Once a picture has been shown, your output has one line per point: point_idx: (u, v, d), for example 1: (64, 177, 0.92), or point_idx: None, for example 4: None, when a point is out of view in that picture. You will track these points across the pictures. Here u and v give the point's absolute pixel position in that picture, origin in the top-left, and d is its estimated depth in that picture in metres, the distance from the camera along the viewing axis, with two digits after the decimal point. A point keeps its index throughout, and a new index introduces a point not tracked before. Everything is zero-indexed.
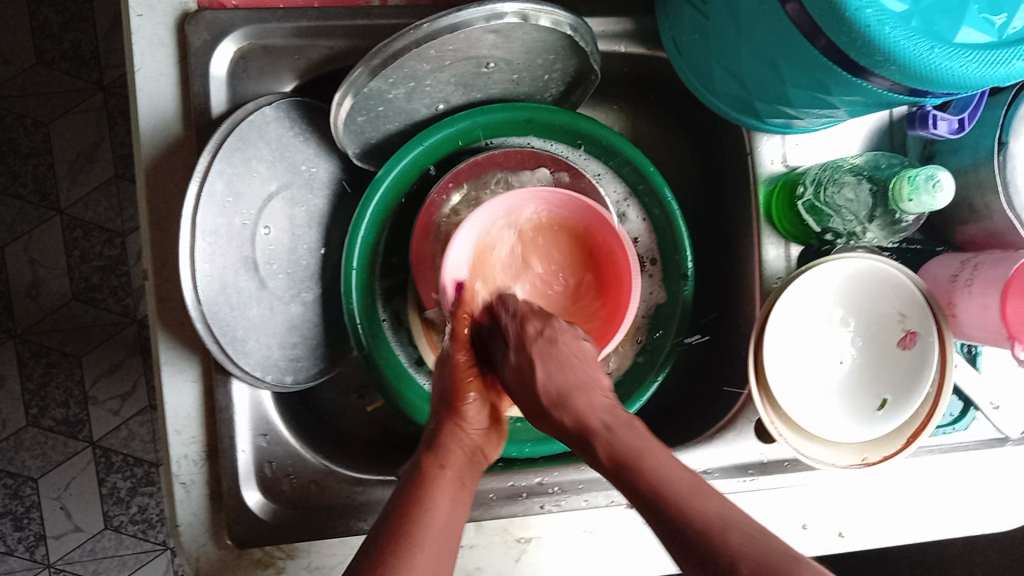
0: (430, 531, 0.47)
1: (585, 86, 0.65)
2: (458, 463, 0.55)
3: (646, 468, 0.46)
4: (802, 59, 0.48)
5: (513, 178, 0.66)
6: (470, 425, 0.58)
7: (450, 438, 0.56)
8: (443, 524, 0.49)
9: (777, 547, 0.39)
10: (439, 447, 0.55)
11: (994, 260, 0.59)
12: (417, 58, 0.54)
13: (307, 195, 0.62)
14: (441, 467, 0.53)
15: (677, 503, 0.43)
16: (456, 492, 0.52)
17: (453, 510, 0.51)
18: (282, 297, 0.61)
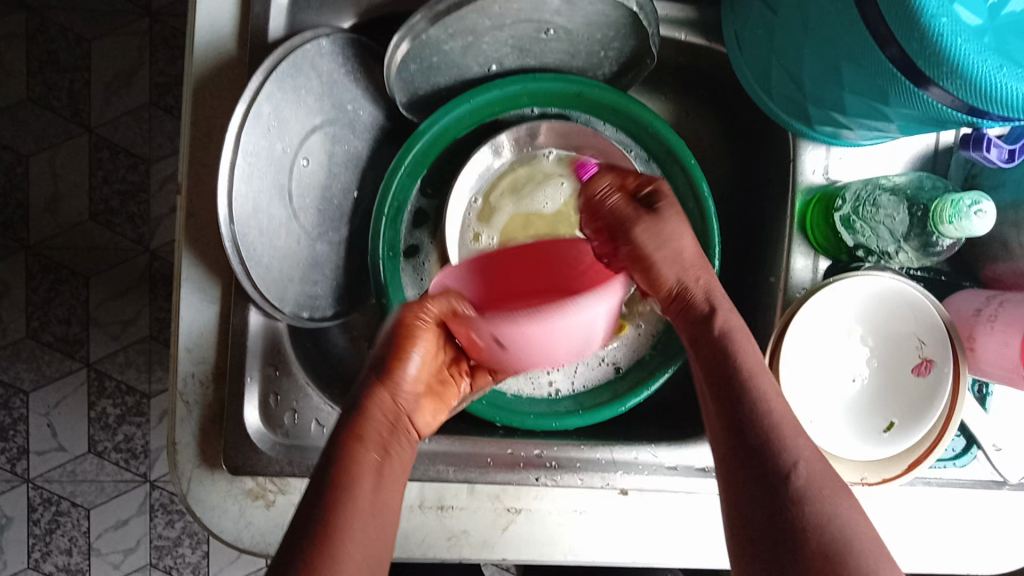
0: (361, 511, 0.44)
1: (641, 69, 0.65)
2: (385, 438, 0.49)
3: (786, 442, 0.46)
4: (868, 65, 0.47)
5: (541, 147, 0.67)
6: (402, 402, 0.51)
7: (355, 462, 0.46)
8: (364, 518, 0.44)
9: (862, 524, 0.44)
10: (343, 465, 0.46)
11: (1020, 299, 0.58)
12: (480, 11, 0.55)
13: (349, 136, 0.62)
14: (369, 449, 0.47)
15: (760, 422, 0.47)
16: (379, 475, 0.47)
17: (376, 503, 0.45)
18: (308, 231, 0.60)
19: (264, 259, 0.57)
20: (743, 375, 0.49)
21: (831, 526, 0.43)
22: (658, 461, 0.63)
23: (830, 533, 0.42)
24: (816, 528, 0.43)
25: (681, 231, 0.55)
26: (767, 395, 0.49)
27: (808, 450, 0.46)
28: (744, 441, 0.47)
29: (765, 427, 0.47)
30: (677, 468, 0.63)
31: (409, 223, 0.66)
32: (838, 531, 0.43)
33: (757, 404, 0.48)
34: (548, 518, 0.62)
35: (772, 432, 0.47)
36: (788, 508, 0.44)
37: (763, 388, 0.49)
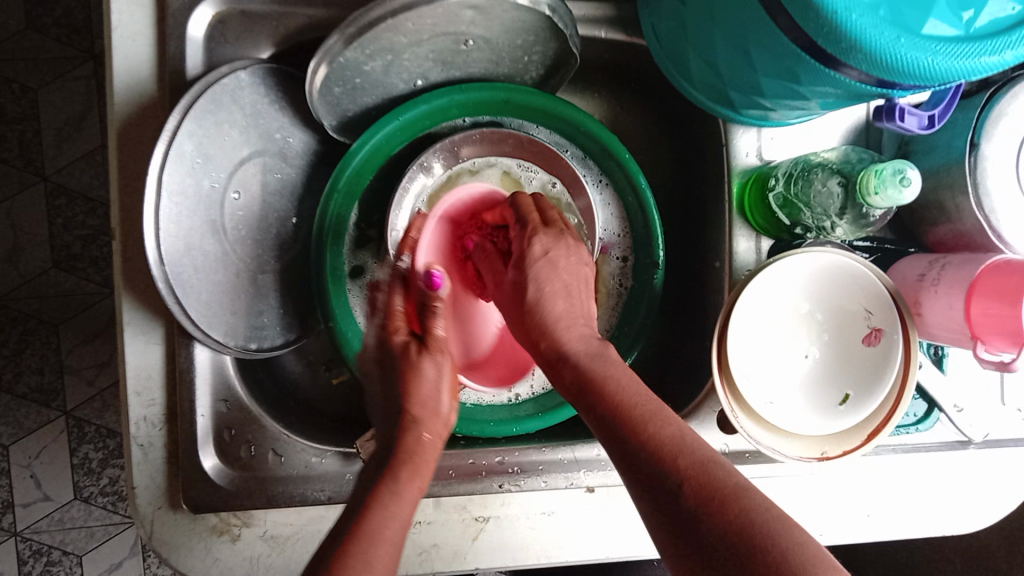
0: (394, 530, 0.45)
1: (566, 70, 0.65)
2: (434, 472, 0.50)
3: (661, 437, 0.44)
4: (774, 48, 0.48)
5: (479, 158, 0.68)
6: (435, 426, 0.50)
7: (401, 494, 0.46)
8: (397, 534, 0.45)
9: (726, 469, 0.43)
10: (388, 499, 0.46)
11: (961, 261, 0.59)
12: (394, 30, 0.55)
13: (280, 164, 0.62)
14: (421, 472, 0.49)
15: (621, 416, 0.46)
16: (416, 497, 0.48)
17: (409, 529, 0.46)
18: (249, 263, 0.61)
19: (203, 296, 0.57)
20: (602, 384, 0.48)
21: (684, 485, 0.42)
22: None
23: (693, 483, 0.42)
24: (676, 488, 0.42)
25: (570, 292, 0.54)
26: (628, 391, 0.48)
27: (681, 443, 0.44)
28: (623, 443, 0.45)
29: (616, 409, 0.46)
30: None
31: (352, 245, 0.66)
32: (697, 487, 0.42)
33: (606, 389, 0.48)
34: (515, 523, 0.62)
35: (629, 413, 0.46)
36: (651, 476, 0.43)
37: (633, 397, 0.47)
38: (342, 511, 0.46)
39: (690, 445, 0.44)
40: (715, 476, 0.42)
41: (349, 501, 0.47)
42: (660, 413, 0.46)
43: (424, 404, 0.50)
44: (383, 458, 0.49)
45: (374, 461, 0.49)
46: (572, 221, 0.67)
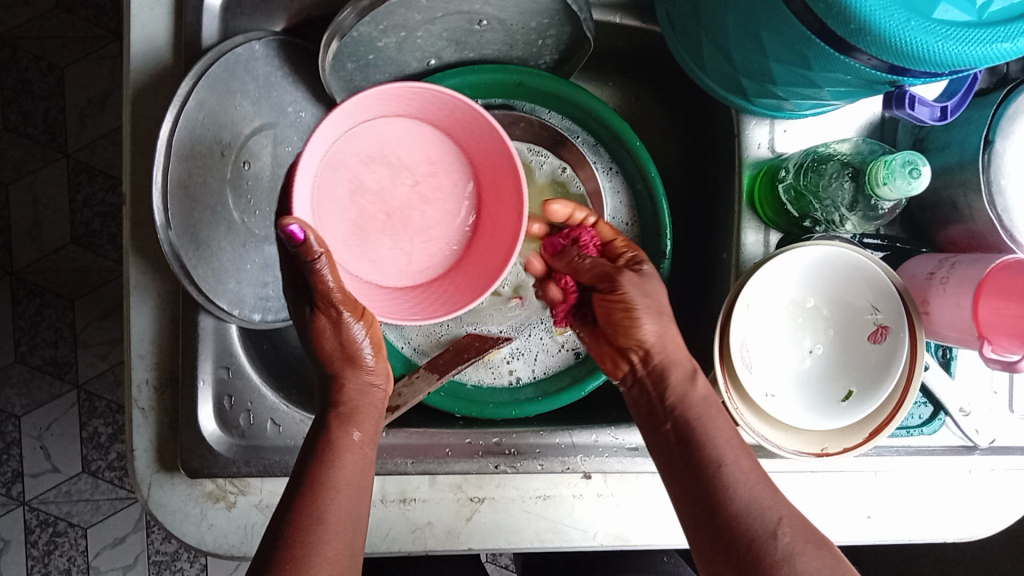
0: (340, 501, 0.48)
1: (579, 56, 0.65)
2: (369, 421, 0.54)
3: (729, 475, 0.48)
4: (785, 30, 0.47)
5: None
6: (370, 377, 0.55)
7: (341, 449, 0.51)
8: (350, 491, 0.49)
9: (812, 529, 0.47)
10: (330, 460, 0.49)
11: (971, 260, 0.57)
12: (408, 6, 0.56)
13: (292, 136, 0.63)
14: (352, 431, 0.52)
15: (716, 470, 0.48)
16: (360, 461, 0.51)
17: (358, 487, 0.50)
18: (257, 233, 0.61)
19: (209, 263, 0.57)
20: (692, 426, 0.51)
21: (781, 532, 0.46)
22: (619, 442, 0.63)
23: (788, 536, 0.46)
24: (772, 530, 0.46)
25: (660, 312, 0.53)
26: (722, 440, 0.50)
27: (753, 478, 0.48)
28: (704, 484, 0.48)
29: (708, 451, 0.49)
30: (638, 449, 0.63)
31: None
32: (791, 541, 0.46)
33: (698, 433, 0.50)
34: (509, 506, 0.62)
35: (713, 464, 0.49)
36: (736, 525, 0.47)
37: (725, 438, 0.50)
38: (292, 474, 0.50)
39: (754, 483, 0.48)
40: (765, 518, 0.47)
41: (299, 463, 0.50)
42: (737, 443, 0.50)
43: (345, 354, 0.53)
44: (326, 421, 0.53)
45: (315, 425, 0.53)
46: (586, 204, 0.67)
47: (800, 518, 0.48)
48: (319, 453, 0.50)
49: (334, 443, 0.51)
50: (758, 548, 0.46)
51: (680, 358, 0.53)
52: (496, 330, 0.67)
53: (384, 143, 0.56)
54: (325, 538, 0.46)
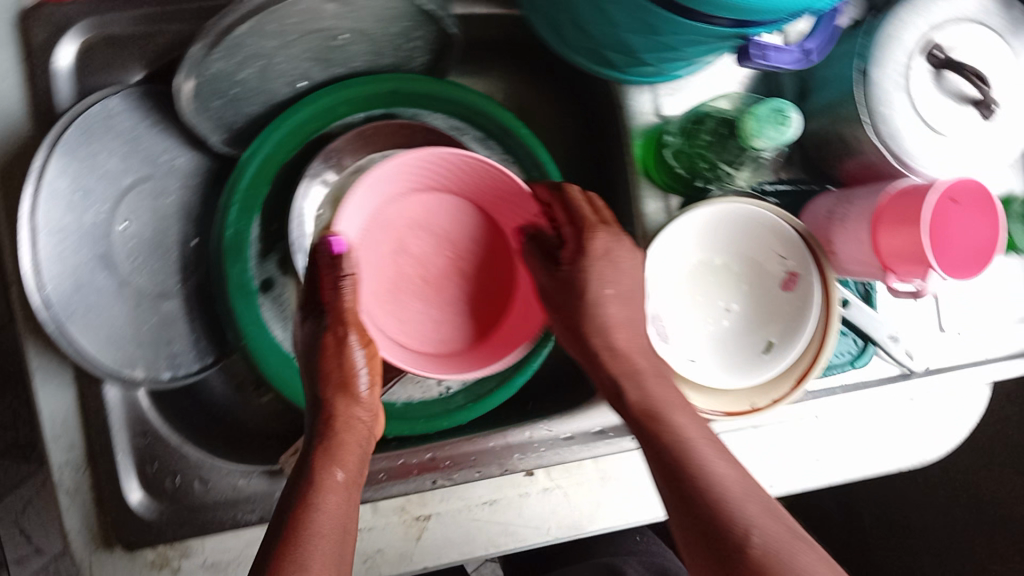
0: (328, 524, 0.48)
1: (450, 52, 0.63)
2: (354, 461, 0.53)
3: (702, 462, 0.49)
4: (625, 2, 0.46)
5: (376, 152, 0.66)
6: (357, 415, 0.56)
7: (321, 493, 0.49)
8: (335, 537, 0.47)
9: (788, 525, 0.47)
10: (306, 506, 0.48)
11: (867, 192, 0.57)
12: (256, 34, 0.54)
13: (172, 185, 0.61)
14: (335, 472, 0.51)
15: (693, 467, 0.49)
16: (344, 491, 0.50)
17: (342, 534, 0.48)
18: (150, 291, 0.59)
19: (102, 332, 0.56)
20: (666, 422, 0.52)
21: (753, 531, 0.46)
22: (554, 434, 0.63)
23: (760, 538, 0.45)
24: (744, 531, 0.46)
25: (627, 292, 0.58)
26: (688, 430, 0.51)
27: (729, 471, 0.49)
28: (679, 480, 0.49)
29: (682, 443, 0.50)
30: (572, 437, 0.63)
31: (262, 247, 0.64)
32: (764, 541, 0.45)
33: (662, 427, 0.52)
34: (457, 517, 0.61)
35: (685, 458, 0.49)
36: (711, 521, 0.47)
37: (690, 432, 0.51)
38: (278, 507, 0.49)
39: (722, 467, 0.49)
40: (726, 495, 0.48)
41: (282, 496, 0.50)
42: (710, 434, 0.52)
43: (348, 423, 0.55)
44: (311, 461, 0.52)
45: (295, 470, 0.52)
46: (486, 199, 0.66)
47: (770, 508, 0.48)
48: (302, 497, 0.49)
49: (314, 484, 0.50)
50: (730, 551, 0.45)
51: (633, 350, 0.57)
52: None
53: (390, 217, 0.65)
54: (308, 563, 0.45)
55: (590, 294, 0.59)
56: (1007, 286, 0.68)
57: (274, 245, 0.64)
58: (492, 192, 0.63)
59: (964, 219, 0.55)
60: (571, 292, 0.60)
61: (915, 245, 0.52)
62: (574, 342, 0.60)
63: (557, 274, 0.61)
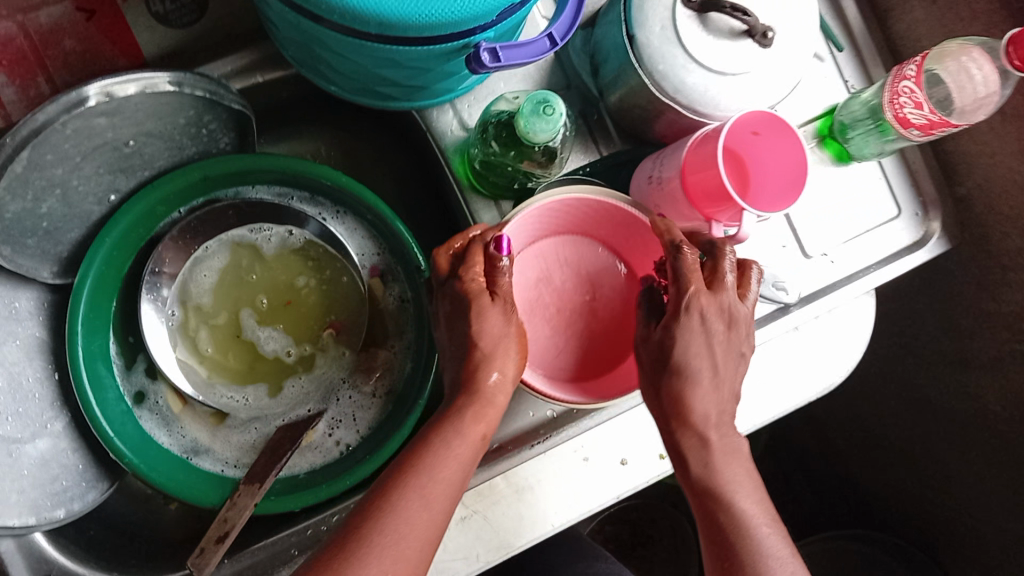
0: (444, 475, 0.49)
1: (251, 126, 0.64)
2: (469, 452, 0.50)
3: (742, 514, 0.50)
4: (351, 47, 0.47)
5: (201, 245, 0.66)
6: (497, 395, 0.52)
7: (442, 456, 0.49)
8: (430, 514, 0.47)
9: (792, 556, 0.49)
10: (424, 468, 0.49)
11: (671, 149, 0.57)
12: (38, 167, 0.55)
13: (16, 330, 0.61)
14: (451, 448, 0.50)
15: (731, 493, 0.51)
16: (480, 441, 0.52)
17: (433, 511, 0.48)
18: (19, 437, 0.59)
19: None
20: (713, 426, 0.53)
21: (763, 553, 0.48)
22: None
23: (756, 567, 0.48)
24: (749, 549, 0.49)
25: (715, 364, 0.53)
26: (724, 460, 0.52)
27: (746, 497, 0.51)
28: (702, 494, 0.51)
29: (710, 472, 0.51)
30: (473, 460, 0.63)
31: (123, 356, 0.64)
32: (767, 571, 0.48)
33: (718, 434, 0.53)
34: None
35: (710, 480, 0.51)
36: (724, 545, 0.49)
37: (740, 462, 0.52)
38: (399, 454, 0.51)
39: (757, 507, 0.51)
40: (758, 534, 0.49)
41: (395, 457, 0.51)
42: (729, 447, 0.52)
43: (498, 346, 0.52)
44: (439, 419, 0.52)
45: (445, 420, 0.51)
46: (327, 250, 0.67)
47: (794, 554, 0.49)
48: (422, 455, 0.49)
49: (479, 397, 0.52)
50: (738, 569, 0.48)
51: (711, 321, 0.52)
52: (304, 412, 0.65)
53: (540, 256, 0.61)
54: (402, 512, 0.47)
55: (683, 356, 0.52)
56: (863, 189, 0.68)
57: (138, 353, 0.65)
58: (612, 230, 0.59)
59: (774, 145, 0.55)
60: (665, 360, 0.53)
61: (721, 190, 0.52)
62: (651, 392, 0.55)
63: (660, 334, 0.54)
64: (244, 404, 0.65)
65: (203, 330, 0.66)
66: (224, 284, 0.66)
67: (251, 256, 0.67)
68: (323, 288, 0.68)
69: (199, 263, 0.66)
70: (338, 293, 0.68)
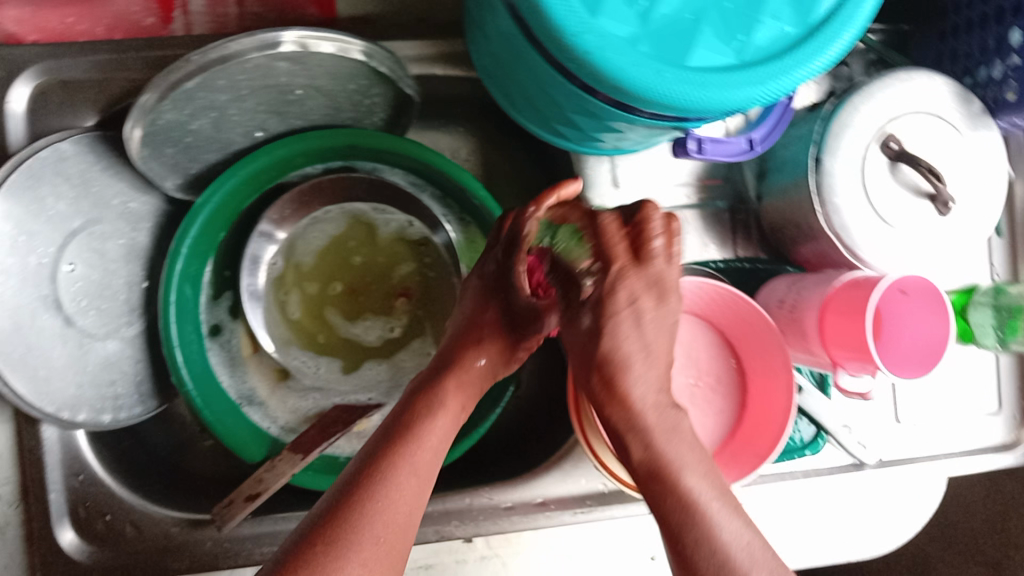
0: (423, 459, 0.45)
1: (410, 111, 0.63)
2: (461, 398, 0.50)
3: (707, 516, 0.40)
4: (562, 88, 0.45)
5: (319, 209, 0.66)
6: (484, 367, 0.53)
7: (422, 423, 0.46)
8: (414, 489, 0.43)
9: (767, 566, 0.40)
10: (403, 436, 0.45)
11: (816, 282, 0.56)
12: (206, 88, 0.54)
13: (123, 229, 0.61)
14: (433, 410, 0.47)
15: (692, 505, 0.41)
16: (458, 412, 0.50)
17: (429, 466, 0.45)
18: (94, 334, 0.59)
19: (39, 372, 0.55)
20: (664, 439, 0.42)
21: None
22: (494, 502, 0.62)
23: None
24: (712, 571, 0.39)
25: (649, 351, 0.43)
26: (690, 462, 0.42)
27: (712, 510, 0.41)
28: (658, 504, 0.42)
29: (655, 461, 0.42)
30: (513, 507, 0.62)
31: (211, 284, 0.63)
32: None
33: (670, 444, 0.42)
34: None
35: (662, 477, 0.41)
36: (680, 557, 0.40)
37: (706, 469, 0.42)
38: (377, 433, 0.47)
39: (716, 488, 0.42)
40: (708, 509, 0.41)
41: (380, 430, 0.47)
42: (667, 421, 0.43)
43: (479, 331, 0.53)
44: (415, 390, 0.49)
45: (412, 387, 0.50)
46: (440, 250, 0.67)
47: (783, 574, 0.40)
48: (401, 430, 0.46)
49: (456, 367, 0.51)
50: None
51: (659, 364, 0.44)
52: (364, 399, 0.64)
53: None
54: (378, 492, 0.42)
55: (615, 352, 0.43)
56: (971, 378, 0.66)
57: (227, 289, 0.65)
58: (749, 327, 0.57)
59: (920, 314, 0.53)
60: (594, 349, 0.44)
61: (859, 340, 0.51)
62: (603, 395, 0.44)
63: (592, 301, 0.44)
64: (313, 372, 0.65)
65: (295, 293, 0.66)
66: (330, 253, 0.67)
67: (363, 233, 0.67)
68: (423, 283, 0.68)
69: (315, 224, 0.67)
70: (433, 293, 0.67)
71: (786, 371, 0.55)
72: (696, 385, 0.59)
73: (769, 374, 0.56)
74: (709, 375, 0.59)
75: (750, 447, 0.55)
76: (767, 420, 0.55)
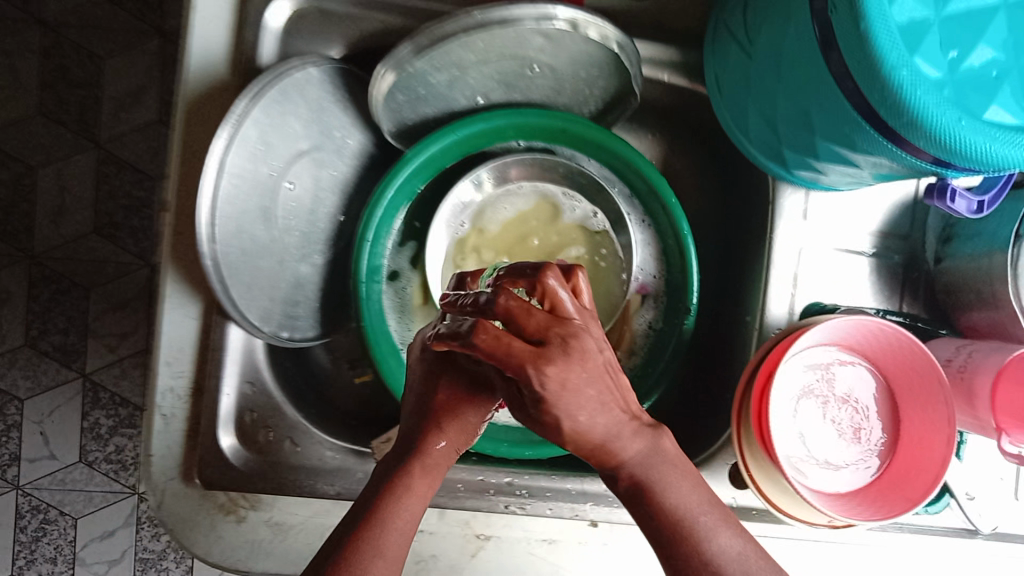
0: (411, 510, 0.47)
1: (623, 107, 0.66)
2: (422, 489, 0.48)
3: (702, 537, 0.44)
4: (837, 113, 0.48)
5: (514, 181, 0.69)
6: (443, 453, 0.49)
7: (404, 494, 0.47)
8: (398, 546, 0.46)
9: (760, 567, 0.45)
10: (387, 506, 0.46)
11: (989, 349, 0.58)
12: (464, 47, 0.55)
13: (335, 160, 0.63)
14: (405, 492, 0.47)
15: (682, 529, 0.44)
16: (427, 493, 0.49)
17: (404, 532, 0.46)
18: (292, 254, 0.62)
19: (244, 278, 0.58)
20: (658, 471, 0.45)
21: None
22: None
23: None
24: None
25: (604, 401, 0.42)
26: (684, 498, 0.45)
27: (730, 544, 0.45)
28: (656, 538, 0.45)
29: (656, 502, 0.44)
30: None
31: (401, 231, 0.68)
32: None
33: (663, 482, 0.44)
34: (516, 546, 0.62)
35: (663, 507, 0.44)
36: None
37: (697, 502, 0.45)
38: (361, 495, 0.48)
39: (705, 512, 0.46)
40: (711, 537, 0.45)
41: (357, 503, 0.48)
42: (662, 457, 0.45)
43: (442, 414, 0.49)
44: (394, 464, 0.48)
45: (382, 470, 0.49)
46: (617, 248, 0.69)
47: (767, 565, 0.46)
48: (383, 499, 0.47)
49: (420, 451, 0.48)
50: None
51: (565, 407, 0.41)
52: None
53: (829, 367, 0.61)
54: (368, 545, 0.45)
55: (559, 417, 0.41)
56: None
57: (412, 239, 0.68)
58: (915, 379, 0.59)
59: None
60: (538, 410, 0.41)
61: None
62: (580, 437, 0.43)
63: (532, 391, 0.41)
64: None
65: (473, 259, 0.68)
66: (513, 227, 0.69)
67: (547, 215, 0.69)
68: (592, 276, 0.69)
69: (507, 196, 0.69)
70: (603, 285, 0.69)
71: (949, 428, 0.57)
72: (851, 426, 0.61)
73: (930, 428, 0.58)
74: (867, 417, 0.61)
75: (901, 492, 0.58)
76: (921, 471, 0.57)
